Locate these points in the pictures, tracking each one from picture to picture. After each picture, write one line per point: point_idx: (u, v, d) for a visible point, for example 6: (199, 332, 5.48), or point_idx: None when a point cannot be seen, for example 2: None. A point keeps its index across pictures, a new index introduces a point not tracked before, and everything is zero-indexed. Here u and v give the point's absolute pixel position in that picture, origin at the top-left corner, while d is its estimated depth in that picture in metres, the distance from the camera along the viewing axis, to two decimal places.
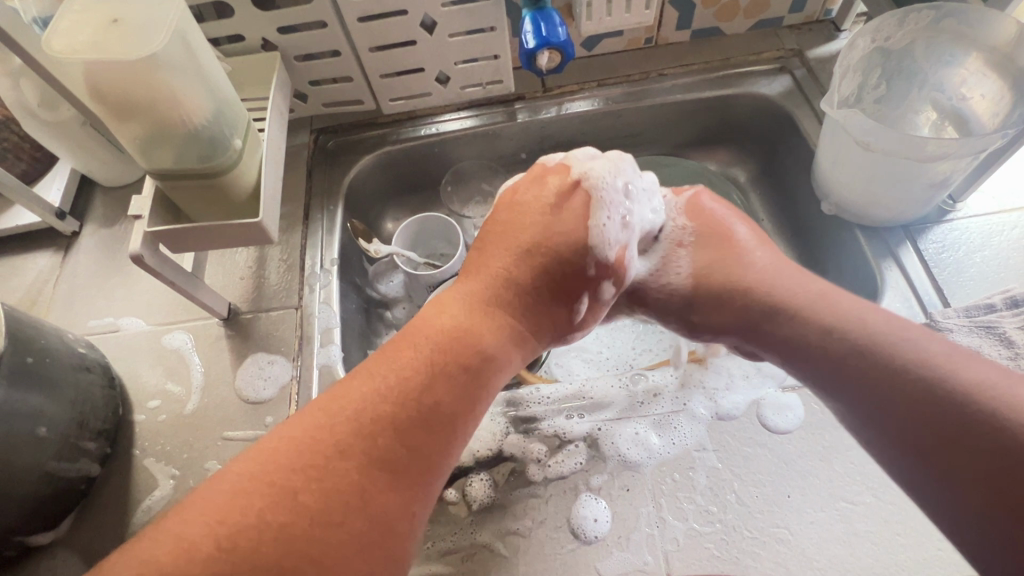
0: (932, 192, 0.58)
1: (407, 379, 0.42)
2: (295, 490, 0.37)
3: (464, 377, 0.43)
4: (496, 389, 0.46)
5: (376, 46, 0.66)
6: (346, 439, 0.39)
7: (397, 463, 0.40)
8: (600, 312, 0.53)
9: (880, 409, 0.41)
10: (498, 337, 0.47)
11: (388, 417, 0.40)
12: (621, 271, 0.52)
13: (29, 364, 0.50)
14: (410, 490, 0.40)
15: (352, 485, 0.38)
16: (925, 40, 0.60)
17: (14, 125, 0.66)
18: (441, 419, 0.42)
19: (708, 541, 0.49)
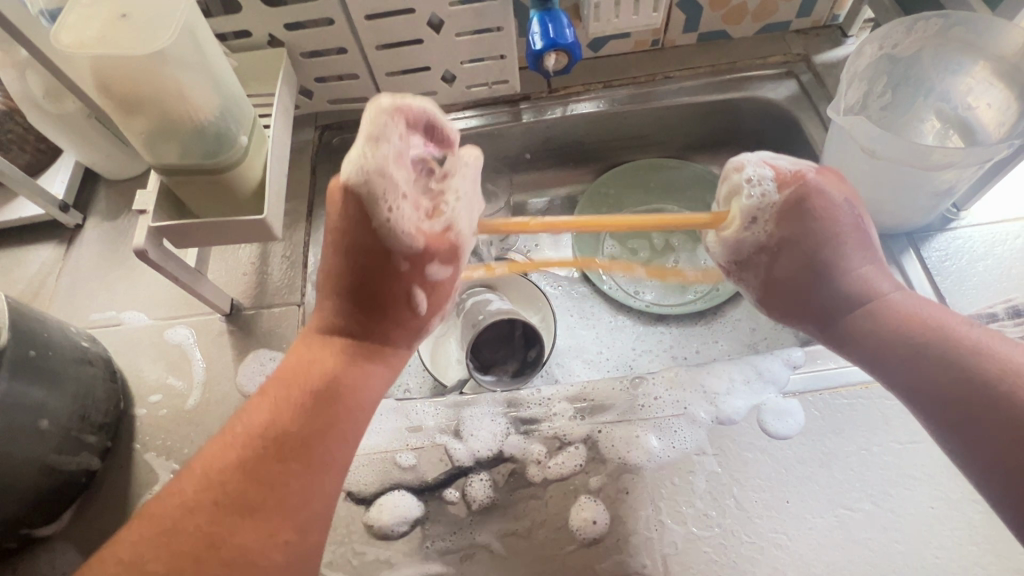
0: (937, 200, 0.58)
1: (250, 427, 0.42)
2: (143, 558, 0.37)
3: (308, 402, 0.43)
4: (347, 403, 0.44)
5: (383, 45, 0.66)
6: (195, 493, 0.39)
7: (250, 502, 0.39)
8: (443, 296, 0.49)
9: (927, 405, 0.42)
10: (338, 358, 0.45)
11: (234, 461, 0.40)
12: (447, 249, 0.48)
13: (32, 358, 0.50)
14: (271, 521, 0.39)
15: (206, 535, 0.38)
16: (933, 48, 0.59)
17: (19, 117, 0.66)
18: (290, 447, 0.41)
19: (707, 545, 0.50)
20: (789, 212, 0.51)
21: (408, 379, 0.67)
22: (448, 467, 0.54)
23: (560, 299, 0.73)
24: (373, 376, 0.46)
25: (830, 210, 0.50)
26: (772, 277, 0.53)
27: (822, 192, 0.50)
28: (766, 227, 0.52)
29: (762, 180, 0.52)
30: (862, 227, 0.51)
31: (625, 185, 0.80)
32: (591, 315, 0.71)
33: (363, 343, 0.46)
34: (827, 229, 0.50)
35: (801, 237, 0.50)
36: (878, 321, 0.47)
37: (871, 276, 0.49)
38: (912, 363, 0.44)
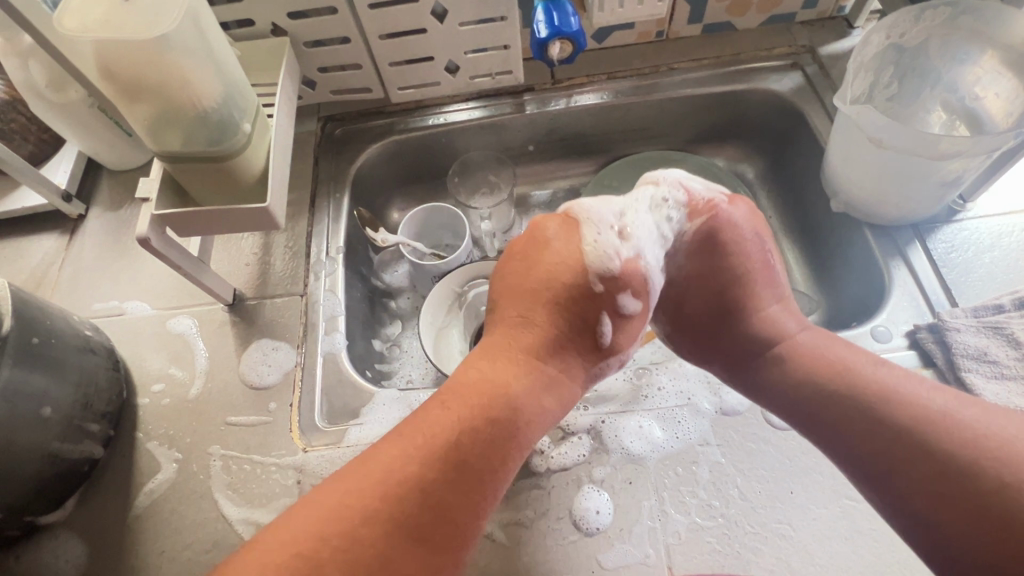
0: (944, 190, 0.58)
1: (437, 440, 0.43)
2: (320, 560, 0.38)
3: (486, 430, 0.44)
4: (519, 443, 0.45)
5: (387, 34, 0.66)
6: (375, 497, 0.40)
7: (424, 526, 0.40)
8: (627, 331, 0.52)
9: (833, 442, 0.45)
10: (522, 386, 0.47)
11: (415, 476, 0.41)
12: (640, 284, 0.51)
13: (34, 345, 0.50)
14: (439, 550, 0.40)
15: (381, 545, 0.39)
16: (940, 38, 0.59)
17: (21, 105, 0.66)
18: (467, 477, 0.42)
19: (710, 536, 0.49)
20: (697, 244, 0.54)
21: (411, 371, 0.70)
22: None
23: None
24: (553, 408, 0.49)
25: (738, 245, 0.54)
26: (683, 309, 0.57)
27: (732, 223, 0.54)
28: (677, 258, 0.55)
29: (671, 204, 0.54)
30: (770, 263, 0.55)
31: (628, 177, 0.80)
32: None
33: (546, 371, 0.49)
34: (733, 265, 0.54)
35: (711, 272, 0.55)
36: (790, 362, 0.50)
37: (779, 315, 0.53)
38: (818, 403, 0.47)
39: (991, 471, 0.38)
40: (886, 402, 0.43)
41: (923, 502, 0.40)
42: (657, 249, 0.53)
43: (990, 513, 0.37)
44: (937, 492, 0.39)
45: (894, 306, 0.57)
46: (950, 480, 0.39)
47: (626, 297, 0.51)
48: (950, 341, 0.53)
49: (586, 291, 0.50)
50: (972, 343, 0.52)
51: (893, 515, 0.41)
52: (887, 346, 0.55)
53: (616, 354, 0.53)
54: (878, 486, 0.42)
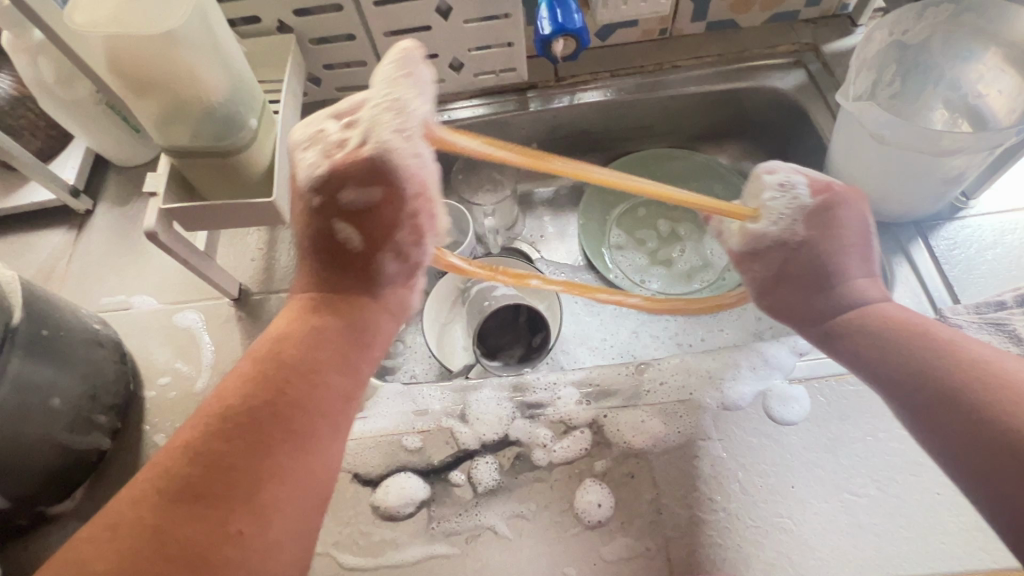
0: (946, 187, 0.58)
1: (213, 403, 0.37)
2: (84, 559, 0.31)
3: (263, 375, 0.39)
4: (310, 374, 0.39)
5: (392, 31, 0.66)
6: (149, 478, 0.34)
7: (206, 489, 0.34)
8: (393, 232, 0.45)
9: (885, 387, 0.42)
10: (298, 325, 0.42)
11: (188, 445, 0.35)
12: (366, 168, 0.42)
13: (44, 337, 0.50)
14: (230, 507, 0.34)
15: (152, 522, 0.33)
16: (943, 34, 0.59)
17: (30, 102, 0.68)
18: (242, 420, 0.36)
19: (711, 529, 0.50)
20: (815, 216, 0.51)
21: (415, 365, 0.70)
22: (454, 450, 0.55)
23: None
24: (329, 331, 0.42)
25: (851, 220, 0.51)
26: (784, 270, 0.52)
27: (847, 202, 0.51)
28: (792, 225, 0.51)
29: (793, 186, 0.52)
30: (865, 236, 0.51)
31: (630, 175, 0.81)
32: None
33: (320, 300, 0.44)
34: (844, 235, 0.50)
35: (829, 238, 0.50)
36: (864, 322, 0.46)
37: (862, 282, 0.48)
38: (870, 351, 0.44)
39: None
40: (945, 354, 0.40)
41: (959, 449, 0.36)
42: (398, 117, 0.43)
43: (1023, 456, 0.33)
44: (979, 441, 0.35)
45: (897, 302, 0.57)
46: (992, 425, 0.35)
47: (353, 188, 0.42)
48: None
49: (316, 206, 0.43)
50: (974, 339, 0.52)
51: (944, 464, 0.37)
52: None
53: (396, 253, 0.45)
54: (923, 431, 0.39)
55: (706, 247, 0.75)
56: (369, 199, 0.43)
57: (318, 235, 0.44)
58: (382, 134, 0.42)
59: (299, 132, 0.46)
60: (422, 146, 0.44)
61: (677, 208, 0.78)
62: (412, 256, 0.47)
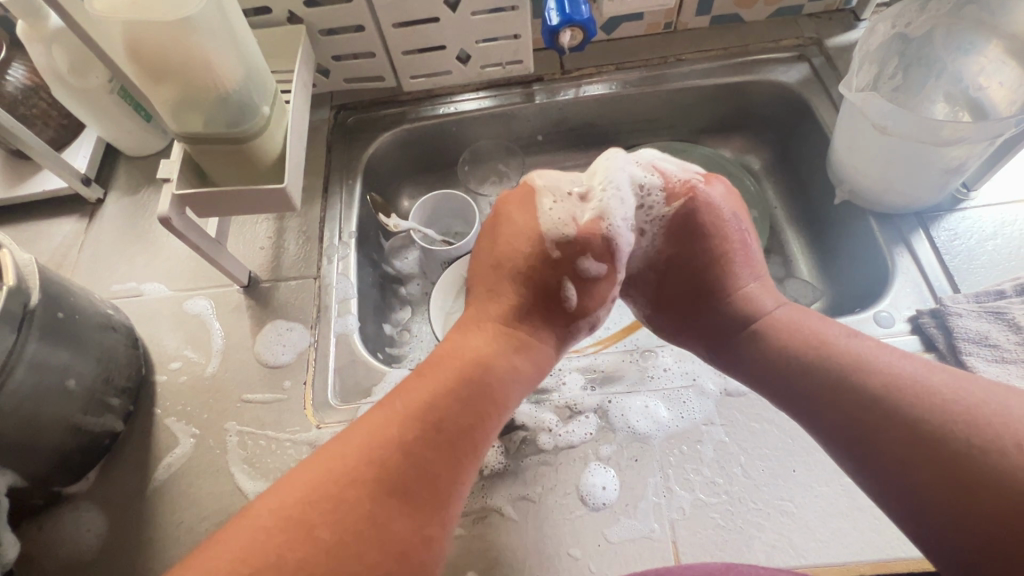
0: (947, 177, 0.59)
1: (423, 403, 0.44)
2: (313, 522, 0.38)
3: (464, 388, 0.46)
4: (498, 402, 0.47)
5: (399, 22, 0.67)
6: (364, 458, 0.41)
7: (411, 484, 0.41)
8: (592, 291, 0.55)
9: (801, 409, 0.46)
10: (489, 347, 0.50)
11: (398, 441, 0.41)
12: (599, 246, 0.53)
13: (60, 320, 0.51)
14: (422, 509, 0.40)
15: (366, 509, 0.39)
16: (945, 27, 0.60)
17: (43, 91, 0.69)
18: (446, 435, 0.43)
19: (714, 511, 0.51)
20: (675, 229, 0.56)
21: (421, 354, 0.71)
22: None
23: None
24: (522, 366, 0.51)
25: (712, 227, 0.56)
26: (666, 284, 0.59)
27: (707, 205, 0.55)
28: (655, 241, 0.57)
29: (649, 190, 0.56)
30: (736, 246, 0.56)
31: None
32: None
33: (517, 333, 0.53)
34: (711, 248, 0.56)
35: (701, 252, 0.56)
36: (766, 337, 0.51)
37: (755, 297, 0.54)
38: (781, 370, 0.48)
39: (946, 418, 0.39)
40: (853, 368, 0.44)
41: (895, 464, 0.40)
42: (625, 207, 0.54)
43: (963, 465, 0.37)
44: (915, 453, 0.39)
45: (898, 291, 0.58)
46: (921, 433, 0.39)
47: (590, 259, 0.54)
48: (951, 325, 0.54)
49: (552, 257, 0.53)
50: (974, 327, 0.53)
51: (865, 476, 0.41)
52: (889, 330, 0.56)
53: (587, 315, 0.56)
54: (845, 446, 0.42)
55: None
56: (599, 272, 0.54)
57: (540, 280, 0.54)
58: (612, 210, 0.54)
59: (541, 184, 0.56)
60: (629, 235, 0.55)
61: None
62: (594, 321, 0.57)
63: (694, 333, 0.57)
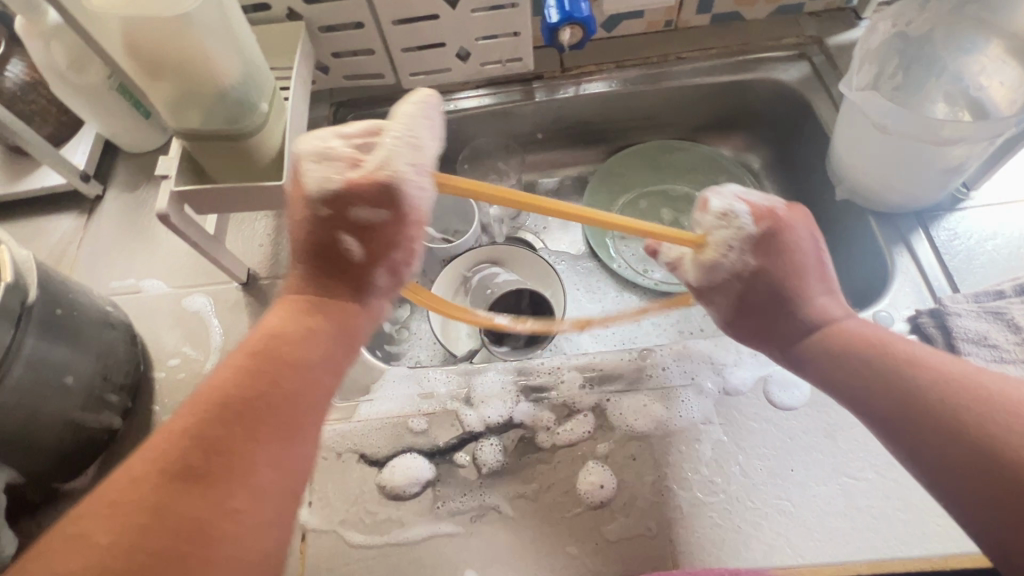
0: (947, 177, 0.58)
1: (212, 386, 0.38)
2: (86, 532, 0.32)
3: (255, 361, 0.39)
4: (296, 364, 0.40)
5: (399, 19, 0.67)
6: (149, 455, 0.35)
7: (200, 469, 0.35)
8: (387, 241, 0.44)
9: (892, 436, 0.40)
10: (284, 318, 0.42)
11: (179, 430, 0.36)
12: (377, 191, 0.42)
13: (58, 316, 0.51)
14: (221, 486, 0.34)
15: (148, 504, 0.33)
16: (946, 26, 0.60)
17: (42, 87, 0.69)
18: (235, 410, 0.37)
19: (712, 510, 0.51)
20: (761, 248, 0.49)
21: (419, 352, 0.72)
22: (459, 432, 0.56)
23: (566, 273, 0.77)
24: (322, 328, 0.42)
25: (797, 246, 0.50)
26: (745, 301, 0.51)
27: (792, 228, 0.50)
28: (743, 261, 0.50)
29: (735, 216, 0.50)
30: (818, 265, 0.50)
31: (636, 166, 0.82)
32: (596, 288, 0.76)
33: (316, 298, 0.44)
34: (793, 264, 0.49)
35: (784, 267, 0.49)
36: (835, 347, 0.46)
37: (822, 304, 0.48)
38: (867, 391, 0.42)
39: None
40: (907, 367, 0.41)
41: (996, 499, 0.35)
42: (416, 153, 0.43)
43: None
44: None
45: (897, 292, 0.58)
46: (971, 432, 0.36)
47: (362, 206, 0.42)
48: (950, 325, 0.54)
49: (328, 216, 0.43)
50: (973, 327, 0.53)
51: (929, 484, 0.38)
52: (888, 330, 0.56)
53: (397, 262, 0.46)
54: (902, 448, 0.40)
55: None
56: (378, 218, 0.43)
57: (317, 242, 0.44)
58: (397, 159, 0.42)
59: (298, 145, 0.43)
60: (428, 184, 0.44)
61: (681, 198, 0.81)
62: (401, 268, 0.46)
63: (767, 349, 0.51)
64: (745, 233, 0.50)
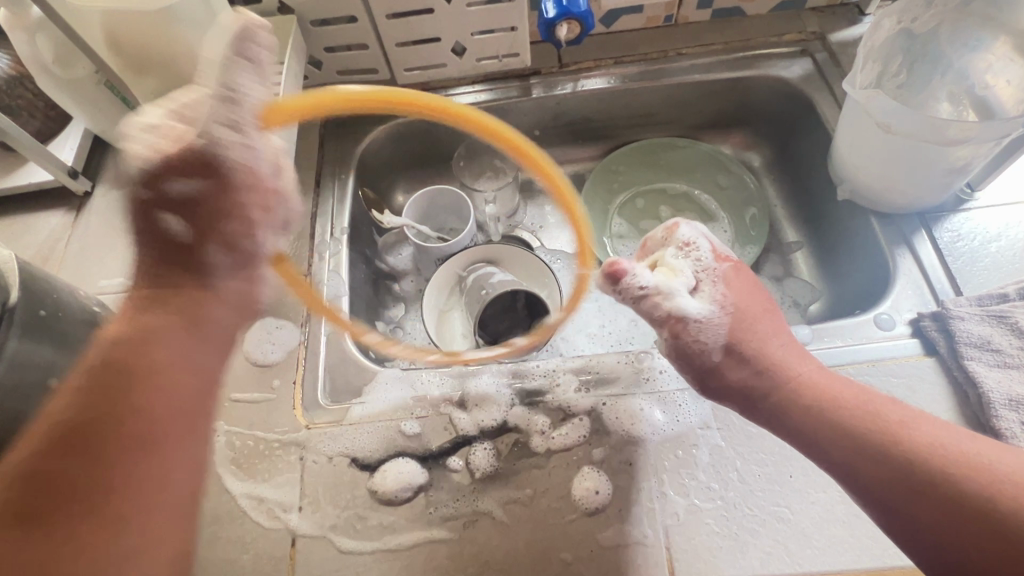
0: (951, 178, 0.57)
1: (54, 413, 0.37)
2: None
3: (95, 378, 0.38)
4: (139, 371, 0.38)
5: (394, 13, 0.65)
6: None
7: (42, 498, 0.35)
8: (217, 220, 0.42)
9: (885, 503, 0.41)
10: (127, 320, 0.41)
11: (19, 460, 0.36)
12: (190, 158, 0.40)
13: (43, 317, 0.50)
14: (68, 515, 0.34)
15: None
16: (952, 22, 0.58)
17: (29, 82, 0.68)
18: (77, 432, 0.36)
19: (709, 517, 0.50)
20: (729, 282, 0.51)
21: (414, 352, 0.71)
22: (452, 436, 0.55)
23: (562, 272, 0.76)
24: (167, 321, 0.41)
25: (746, 287, 0.51)
26: (725, 341, 0.48)
27: (740, 272, 0.52)
28: (716, 289, 0.50)
29: (696, 248, 0.52)
30: (766, 310, 0.51)
31: (634, 163, 0.81)
32: (592, 287, 0.75)
33: (163, 289, 0.42)
34: (749, 304, 0.50)
35: (743, 308, 0.50)
36: (805, 402, 0.45)
37: (782, 357, 0.48)
38: (854, 457, 0.42)
39: None
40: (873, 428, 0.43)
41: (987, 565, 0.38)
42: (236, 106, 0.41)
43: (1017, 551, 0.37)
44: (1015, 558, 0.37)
45: (899, 294, 0.57)
46: (955, 502, 0.39)
47: (174, 178, 0.41)
48: (953, 329, 0.53)
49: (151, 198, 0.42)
50: (976, 331, 0.52)
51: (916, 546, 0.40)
52: (889, 333, 0.55)
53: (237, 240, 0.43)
54: (895, 516, 0.41)
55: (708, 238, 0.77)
56: (195, 190, 0.41)
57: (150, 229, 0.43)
58: (214, 129, 0.41)
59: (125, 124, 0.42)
60: (257, 136, 0.43)
61: (680, 197, 0.80)
62: (242, 245, 0.44)
63: (732, 397, 0.49)
64: (711, 265, 0.51)
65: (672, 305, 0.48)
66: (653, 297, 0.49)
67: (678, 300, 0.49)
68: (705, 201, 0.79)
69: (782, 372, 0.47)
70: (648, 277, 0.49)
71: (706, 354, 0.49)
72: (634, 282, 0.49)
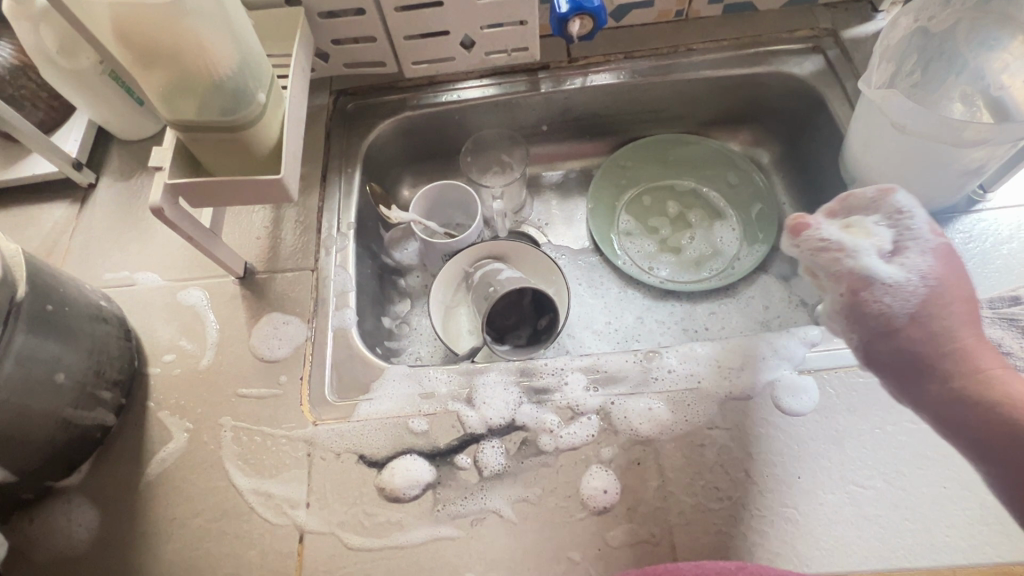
0: (965, 179, 0.57)
1: None
2: None
3: None
4: None
5: (403, 6, 0.64)
6: None
7: None
8: None
9: None
10: None
11: None
12: None
13: (50, 312, 0.50)
14: None
15: None
16: (970, 21, 0.58)
17: (31, 72, 0.67)
18: None
19: (716, 517, 0.50)
20: (941, 259, 0.47)
21: (420, 348, 0.71)
22: (460, 433, 0.55)
23: (568, 268, 0.76)
24: None
25: (957, 271, 0.47)
26: (910, 313, 0.46)
27: (956, 257, 0.48)
28: (923, 262, 0.47)
29: (906, 218, 0.49)
30: (969, 298, 0.47)
31: (642, 160, 0.80)
32: (598, 283, 0.74)
33: None
34: (956, 288, 0.47)
35: (948, 284, 0.47)
36: (995, 400, 0.43)
37: (973, 346, 0.45)
38: None
39: None
40: None
41: None
42: None
43: None
44: None
45: None
46: None
47: None
48: None
49: None
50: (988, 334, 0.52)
51: None
52: None
53: None
54: None
55: (716, 236, 0.77)
56: None
57: None
58: None
59: None
60: None
61: (687, 194, 0.80)
62: None
63: (907, 375, 0.47)
64: (921, 238, 0.48)
65: (856, 264, 0.48)
66: (834, 253, 0.50)
67: (864, 260, 0.48)
68: (713, 198, 0.79)
69: (971, 364, 0.44)
70: (834, 233, 0.50)
71: (886, 317, 0.47)
72: (816, 233, 0.51)
